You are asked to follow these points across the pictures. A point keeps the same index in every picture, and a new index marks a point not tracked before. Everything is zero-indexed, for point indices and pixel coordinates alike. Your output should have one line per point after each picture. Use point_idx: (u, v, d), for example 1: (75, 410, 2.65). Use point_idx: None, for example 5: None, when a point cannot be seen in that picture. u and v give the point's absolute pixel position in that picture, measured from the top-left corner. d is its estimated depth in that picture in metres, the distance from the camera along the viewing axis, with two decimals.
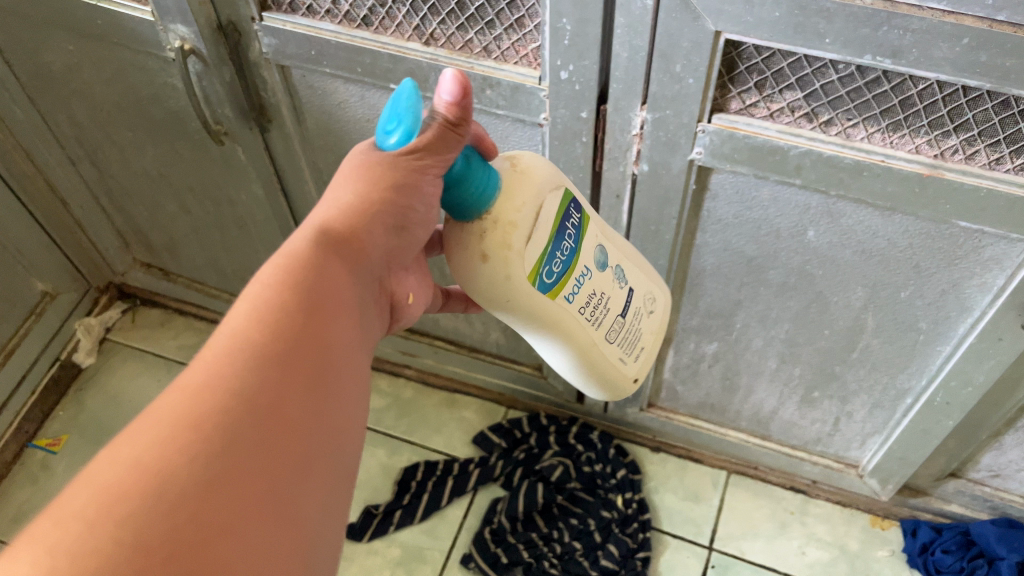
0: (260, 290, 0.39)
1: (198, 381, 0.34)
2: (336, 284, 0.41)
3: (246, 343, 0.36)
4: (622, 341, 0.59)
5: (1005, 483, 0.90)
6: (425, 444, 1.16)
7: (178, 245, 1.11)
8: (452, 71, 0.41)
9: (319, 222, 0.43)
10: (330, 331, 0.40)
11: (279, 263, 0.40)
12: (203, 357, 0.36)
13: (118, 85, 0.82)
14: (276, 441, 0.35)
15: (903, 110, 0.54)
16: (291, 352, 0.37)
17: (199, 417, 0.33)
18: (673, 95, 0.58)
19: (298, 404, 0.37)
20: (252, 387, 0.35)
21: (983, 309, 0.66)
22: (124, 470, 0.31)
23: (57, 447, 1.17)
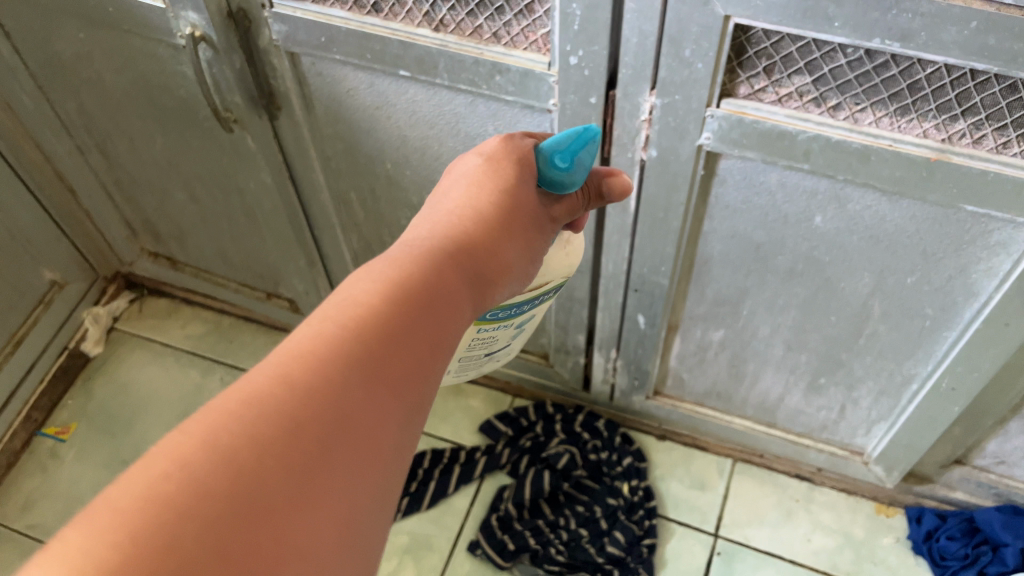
0: (382, 286, 0.36)
1: (307, 372, 0.31)
2: (447, 295, 0.39)
3: (356, 343, 0.34)
4: (462, 367, 0.63)
5: (1010, 470, 0.91)
6: (431, 432, 1.17)
7: (186, 234, 1.12)
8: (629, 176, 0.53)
9: (451, 234, 0.42)
10: (439, 348, 0.37)
11: (396, 259, 0.38)
12: (305, 343, 0.33)
13: (128, 72, 0.83)
14: (364, 458, 0.32)
15: (911, 94, 0.55)
16: (393, 362, 0.34)
17: (303, 414, 0.30)
18: (683, 80, 0.59)
19: (394, 422, 0.34)
20: (357, 396, 0.32)
21: (990, 294, 0.66)
22: (208, 457, 0.28)
23: (66, 435, 1.17)
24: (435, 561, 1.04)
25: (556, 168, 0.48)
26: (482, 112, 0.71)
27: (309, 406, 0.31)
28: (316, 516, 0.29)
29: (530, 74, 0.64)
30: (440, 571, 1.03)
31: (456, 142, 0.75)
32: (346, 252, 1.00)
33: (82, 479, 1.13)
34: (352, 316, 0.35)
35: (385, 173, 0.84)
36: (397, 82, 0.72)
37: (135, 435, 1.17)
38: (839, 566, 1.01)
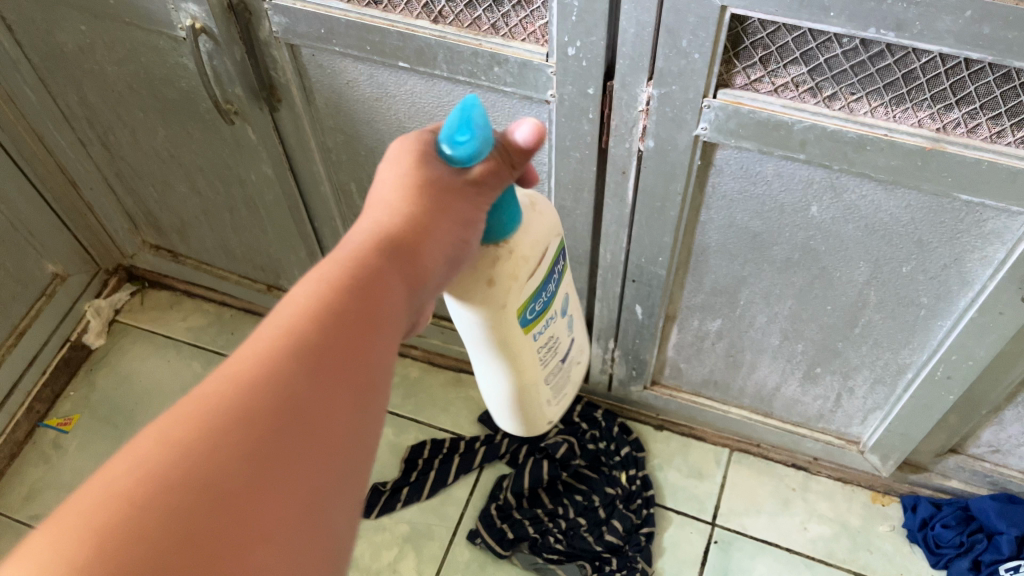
0: (325, 284, 0.37)
1: (251, 374, 0.33)
2: (395, 289, 0.40)
3: (296, 339, 0.35)
4: (554, 385, 0.66)
5: (1005, 458, 0.92)
6: (431, 423, 1.18)
7: (187, 226, 1.12)
8: (535, 121, 0.43)
9: (379, 225, 0.40)
10: (385, 334, 0.38)
11: (337, 259, 0.38)
12: (251, 346, 0.34)
13: (129, 64, 0.83)
14: (312, 448, 0.33)
15: (906, 84, 0.55)
16: (336, 359, 0.36)
17: (247, 415, 0.32)
18: (680, 71, 0.59)
19: (342, 410, 0.35)
20: (298, 390, 0.34)
21: (984, 283, 0.67)
22: (158, 460, 0.30)
23: (68, 427, 1.18)
24: (435, 550, 1.05)
25: (460, 147, 0.42)
26: (481, 103, 0.71)
27: (249, 400, 0.33)
28: (264, 502, 0.31)
29: (529, 65, 0.64)
30: (440, 560, 1.04)
31: None
32: None
33: (85, 470, 1.13)
34: (293, 316, 0.36)
35: None
36: (397, 74, 0.72)
37: (137, 426, 1.18)
38: (835, 554, 1.02)
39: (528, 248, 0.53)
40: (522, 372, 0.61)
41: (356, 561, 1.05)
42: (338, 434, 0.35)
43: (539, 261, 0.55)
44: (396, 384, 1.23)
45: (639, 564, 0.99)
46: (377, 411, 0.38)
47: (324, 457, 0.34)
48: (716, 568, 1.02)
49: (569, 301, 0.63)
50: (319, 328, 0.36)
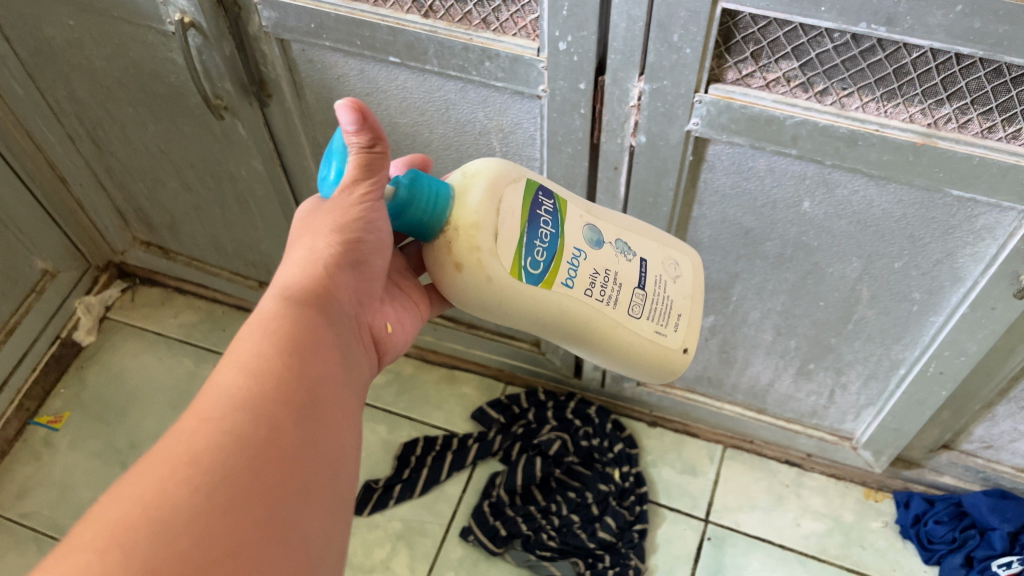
0: (251, 338, 0.43)
1: (201, 423, 0.37)
2: (317, 327, 0.45)
3: (234, 386, 0.40)
4: (650, 313, 0.60)
5: (997, 454, 0.92)
6: (424, 420, 1.17)
7: (178, 223, 1.12)
8: (341, 102, 0.44)
9: (294, 283, 0.47)
10: (320, 367, 0.43)
11: (265, 319, 0.44)
12: (200, 404, 0.39)
13: (118, 59, 0.82)
14: (274, 467, 0.37)
15: (897, 79, 0.55)
16: (281, 392, 0.40)
17: (203, 452, 0.36)
18: (671, 65, 0.59)
19: (294, 434, 0.39)
20: (244, 426, 0.38)
21: (976, 279, 0.67)
22: (132, 502, 0.34)
23: (59, 424, 1.18)
24: (428, 547, 1.05)
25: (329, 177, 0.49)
26: (472, 98, 0.71)
27: (204, 441, 0.37)
28: (236, 518, 0.35)
29: (520, 60, 0.64)
30: (433, 558, 1.04)
31: (446, 128, 0.76)
32: None
33: (75, 467, 1.13)
34: (225, 370, 0.41)
35: None
36: (387, 69, 0.72)
37: (128, 423, 1.17)
38: (828, 550, 1.02)
39: (477, 215, 0.51)
40: (591, 319, 0.57)
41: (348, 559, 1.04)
42: (295, 451, 0.39)
43: (502, 214, 0.52)
44: (389, 381, 1.22)
45: (632, 561, 0.99)
46: (332, 431, 0.42)
47: (286, 474, 0.38)
48: (709, 565, 1.02)
49: (596, 232, 0.57)
50: (251, 373, 0.40)
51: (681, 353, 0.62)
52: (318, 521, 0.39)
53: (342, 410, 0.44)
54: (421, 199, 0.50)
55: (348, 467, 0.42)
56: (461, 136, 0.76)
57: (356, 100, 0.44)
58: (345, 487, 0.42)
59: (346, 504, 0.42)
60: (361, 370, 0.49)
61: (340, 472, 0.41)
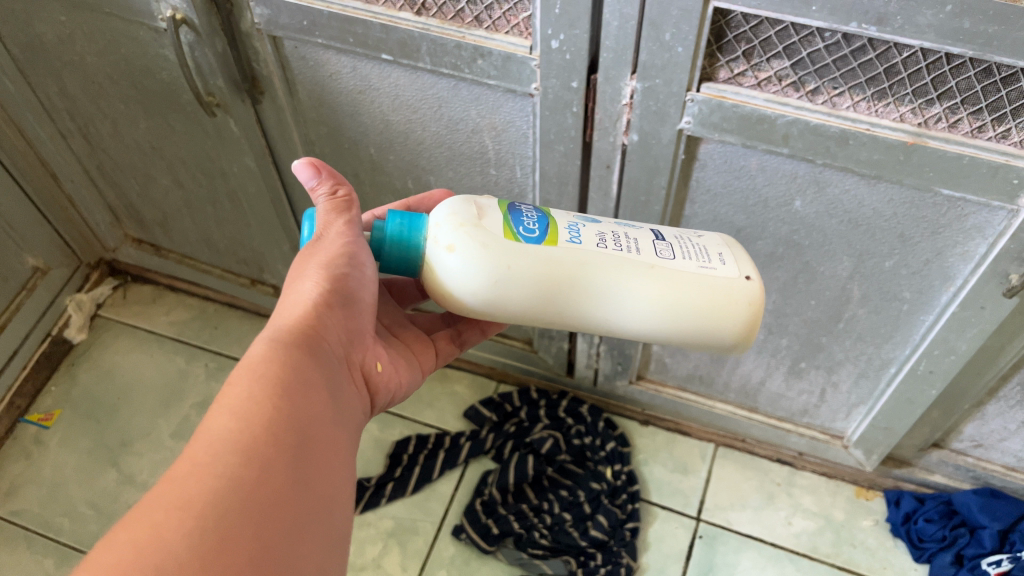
0: (242, 371, 0.43)
1: (193, 466, 0.38)
2: (309, 361, 0.45)
3: (227, 423, 0.40)
4: (686, 254, 0.55)
5: (987, 453, 0.92)
6: (416, 418, 1.17)
7: (170, 220, 1.12)
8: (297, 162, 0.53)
9: (286, 319, 0.47)
10: (311, 405, 0.44)
11: (259, 353, 0.44)
12: (193, 443, 0.39)
13: (110, 56, 0.82)
14: (265, 510, 0.38)
15: (888, 78, 0.55)
16: (273, 431, 0.40)
17: (196, 496, 0.36)
18: (663, 64, 0.59)
19: (286, 471, 0.40)
20: (237, 468, 0.38)
21: (966, 278, 0.67)
22: (124, 550, 0.34)
23: (49, 422, 1.17)
24: (420, 545, 1.05)
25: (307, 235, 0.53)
26: (464, 96, 0.71)
27: (199, 483, 0.37)
28: (229, 562, 0.35)
29: (512, 58, 0.64)
30: (424, 556, 1.04)
31: (439, 126, 0.76)
32: None
33: (66, 465, 1.12)
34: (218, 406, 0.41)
35: (368, 158, 0.84)
36: (379, 67, 0.72)
37: (119, 421, 1.17)
38: (819, 548, 1.02)
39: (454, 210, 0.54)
40: (621, 263, 0.53)
41: None
42: (287, 492, 0.39)
43: (481, 209, 0.54)
44: None
45: (624, 559, 0.99)
46: (323, 466, 0.43)
47: (277, 513, 0.38)
48: (700, 563, 1.02)
49: (588, 218, 0.57)
50: (243, 410, 0.40)
51: (747, 282, 0.55)
52: (309, 559, 0.40)
53: (331, 446, 0.44)
54: (392, 222, 0.54)
55: (339, 500, 0.43)
56: (454, 134, 0.76)
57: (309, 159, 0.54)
58: (336, 521, 0.43)
59: (335, 542, 0.42)
60: (353, 403, 0.50)
61: (328, 512, 0.42)
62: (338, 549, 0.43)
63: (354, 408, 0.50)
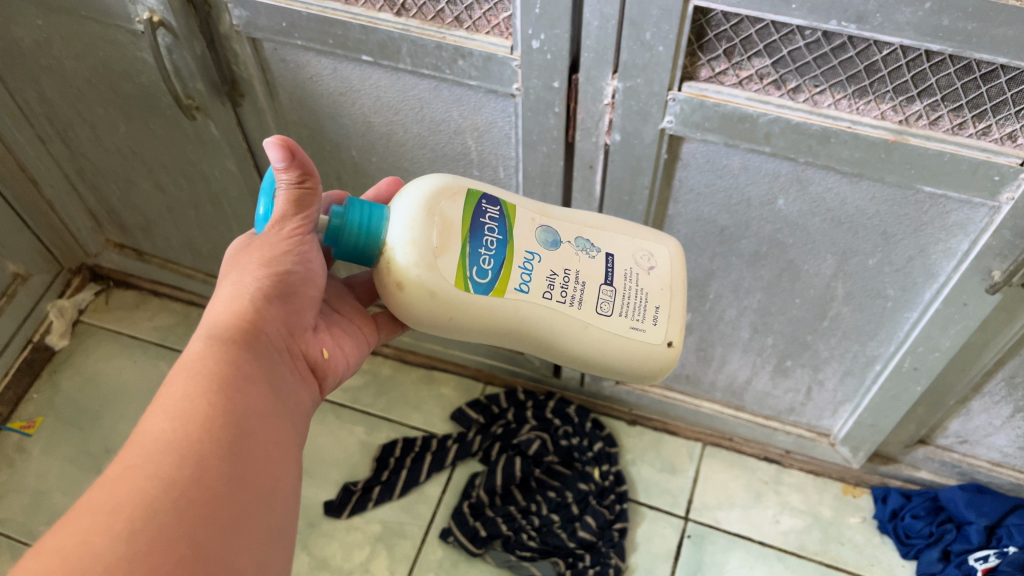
0: (178, 376, 0.45)
1: (122, 471, 0.39)
2: (246, 360, 0.48)
3: (159, 429, 0.42)
4: (625, 308, 0.57)
5: (973, 449, 0.93)
6: (403, 421, 1.17)
7: (152, 225, 1.11)
8: (270, 140, 0.47)
9: (218, 324, 0.49)
10: (248, 402, 0.46)
11: (195, 359, 0.46)
12: (126, 451, 0.41)
13: (88, 59, 0.81)
14: (198, 506, 0.39)
15: (868, 76, 0.55)
16: (204, 431, 0.42)
17: (126, 499, 0.38)
18: (644, 64, 0.59)
19: (222, 471, 0.41)
20: (167, 468, 0.40)
21: (949, 275, 0.67)
22: (53, 556, 0.35)
23: (32, 430, 1.16)
24: (408, 549, 1.04)
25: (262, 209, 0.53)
26: (446, 97, 0.70)
27: (130, 487, 0.38)
28: (162, 555, 0.37)
29: (493, 59, 0.63)
30: (412, 560, 1.03)
31: (421, 127, 0.75)
32: None
33: (50, 472, 1.11)
34: (153, 414, 0.43)
35: (351, 160, 0.83)
36: (360, 68, 0.71)
37: (103, 427, 1.16)
38: (807, 546, 1.03)
39: (413, 229, 0.53)
40: (562, 321, 0.56)
41: (327, 561, 1.03)
42: (221, 486, 0.41)
43: (440, 225, 0.53)
44: (367, 382, 1.21)
45: (613, 561, 0.99)
46: (263, 463, 0.44)
47: (215, 506, 0.40)
48: (689, 563, 1.02)
49: (552, 232, 0.56)
50: (178, 414, 0.42)
51: (668, 349, 0.58)
52: (249, 550, 0.41)
53: (269, 441, 0.46)
54: (351, 226, 0.53)
55: (280, 495, 0.45)
56: (436, 135, 0.75)
57: (284, 139, 0.48)
58: (280, 514, 0.45)
59: (280, 536, 0.44)
60: (297, 395, 0.52)
61: (267, 504, 0.44)
62: (282, 539, 0.44)
63: (298, 401, 0.52)
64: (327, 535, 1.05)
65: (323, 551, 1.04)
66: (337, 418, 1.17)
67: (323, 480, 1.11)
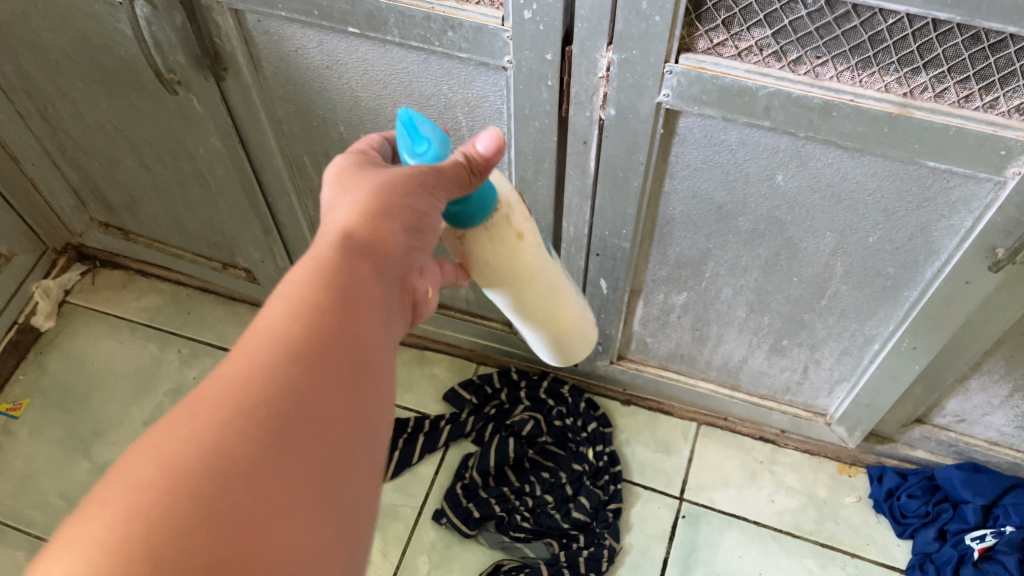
0: (298, 278, 0.37)
1: (236, 379, 0.33)
2: (369, 278, 0.40)
3: (279, 334, 0.35)
4: (582, 298, 0.67)
5: (970, 428, 0.92)
6: (395, 402, 1.15)
7: (138, 204, 1.08)
8: (491, 132, 0.48)
9: (340, 228, 0.41)
10: (370, 320, 0.38)
11: (310, 262, 0.38)
12: (239, 350, 0.34)
13: (66, 32, 0.79)
14: (314, 440, 0.33)
15: (872, 47, 0.53)
16: (327, 349, 0.35)
17: (240, 415, 0.32)
18: (640, 34, 0.57)
19: (341, 399, 0.35)
20: (284, 388, 0.33)
21: (951, 252, 0.66)
22: (158, 469, 0.30)
23: (18, 412, 1.14)
24: (400, 531, 1.03)
25: (419, 155, 0.50)
26: (435, 70, 0.68)
27: (246, 402, 0.32)
28: (275, 493, 0.31)
29: (484, 30, 0.61)
30: (405, 542, 1.02)
31: (410, 102, 0.73)
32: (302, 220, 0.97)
33: (37, 455, 1.10)
34: (274, 308, 0.36)
35: (339, 136, 0.81)
36: (347, 40, 0.69)
37: (91, 409, 1.14)
38: (802, 526, 1.02)
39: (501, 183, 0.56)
40: (567, 293, 0.63)
41: None
42: (338, 420, 0.35)
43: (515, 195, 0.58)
44: None
45: (607, 541, 0.98)
46: (378, 397, 0.38)
47: (323, 443, 0.33)
48: (683, 543, 1.01)
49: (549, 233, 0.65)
50: (300, 320, 0.36)
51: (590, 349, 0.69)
52: (358, 499, 0.35)
53: (383, 370, 0.39)
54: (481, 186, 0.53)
55: (387, 435, 0.38)
56: (426, 110, 0.73)
57: (499, 136, 0.49)
58: (385, 459, 0.38)
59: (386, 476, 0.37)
60: (404, 324, 0.44)
61: (377, 446, 0.37)
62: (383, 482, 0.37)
63: (404, 333, 0.44)
64: None
65: None
66: None
67: None
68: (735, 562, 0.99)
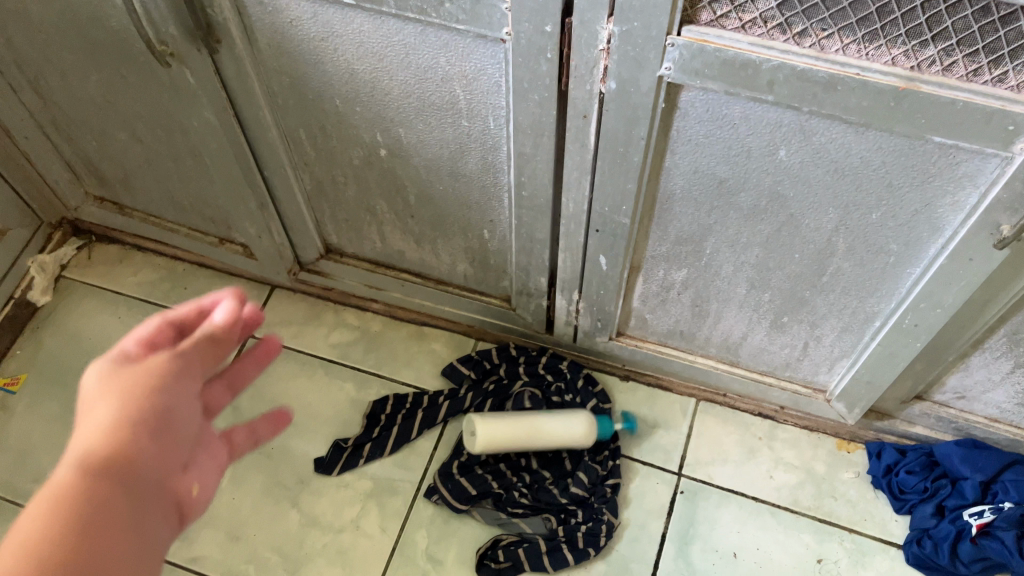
0: (93, 403, 0.41)
1: (34, 520, 0.37)
2: (114, 495, 0.39)
3: (84, 447, 0.40)
4: None
5: (970, 405, 0.92)
6: (393, 377, 1.14)
7: (132, 178, 1.07)
8: (225, 310, 0.46)
9: (81, 454, 0.39)
10: (156, 454, 0.41)
11: (65, 472, 0.39)
12: (40, 493, 0.38)
13: (55, 3, 0.77)
14: (101, 537, 0.37)
15: (880, 18, 0.52)
16: (111, 465, 0.39)
17: (32, 542, 0.36)
18: (642, 6, 0.55)
19: (124, 505, 0.39)
20: (85, 489, 0.38)
21: (955, 229, 0.65)
22: None
23: (15, 387, 1.14)
24: (399, 506, 1.03)
25: None
26: (432, 43, 0.67)
27: (40, 525, 0.37)
28: None
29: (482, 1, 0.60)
30: (404, 517, 1.03)
31: (407, 75, 0.72)
32: (299, 195, 0.96)
33: (35, 431, 1.10)
34: (63, 463, 0.39)
35: (334, 110, 0.79)
36: (343, 12, 0.67)
37: None
38: (800, 502, 1.02)
39: None
40: None
41: (318, 519, 1.03)
42: (128, 516, 0.39)
43: None
44: (356, 340, 1.17)
45: (605, 516, 0.99)
46: (164, 497, 0.41)
47: (113, 552, 0.37)
48: (682, 519, 1.01)
49: None
50: (87, 459, 0.39)
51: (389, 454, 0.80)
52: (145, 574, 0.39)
53: (176, 466, 0.43)
54: None
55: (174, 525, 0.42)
56: (422, 83, 0.72)
57: (236, 305, 0.47)
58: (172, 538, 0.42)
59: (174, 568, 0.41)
60: (172, 532, 0.42)
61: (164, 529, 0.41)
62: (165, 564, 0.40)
63: (170, 543, 0.42)
64: (318, 492, 1.05)
65: (314, 508, 1.04)
66: (326, 375, 1.14)
67: (313, 436, 1.09)
68: (732, 538, 1.00)
